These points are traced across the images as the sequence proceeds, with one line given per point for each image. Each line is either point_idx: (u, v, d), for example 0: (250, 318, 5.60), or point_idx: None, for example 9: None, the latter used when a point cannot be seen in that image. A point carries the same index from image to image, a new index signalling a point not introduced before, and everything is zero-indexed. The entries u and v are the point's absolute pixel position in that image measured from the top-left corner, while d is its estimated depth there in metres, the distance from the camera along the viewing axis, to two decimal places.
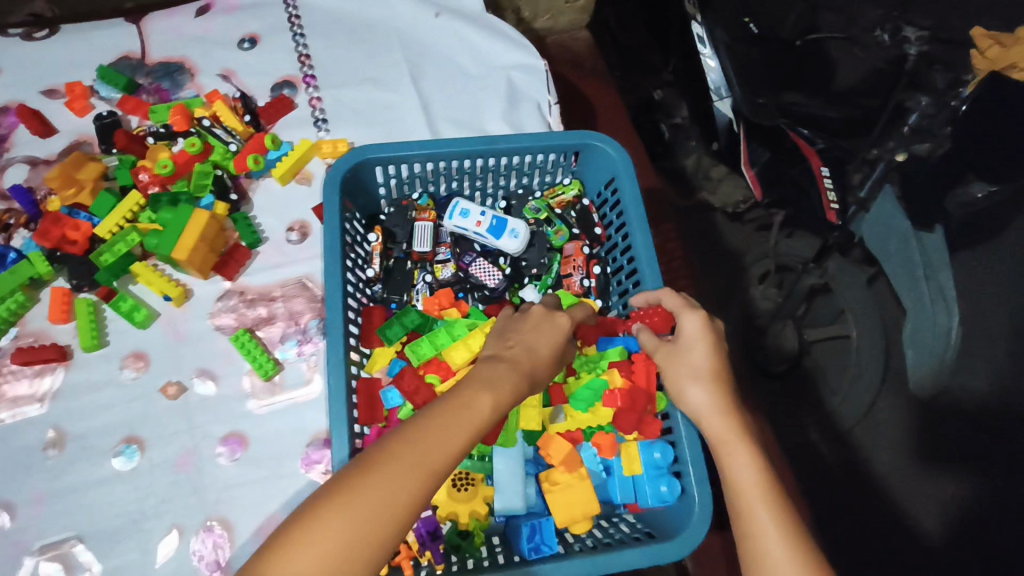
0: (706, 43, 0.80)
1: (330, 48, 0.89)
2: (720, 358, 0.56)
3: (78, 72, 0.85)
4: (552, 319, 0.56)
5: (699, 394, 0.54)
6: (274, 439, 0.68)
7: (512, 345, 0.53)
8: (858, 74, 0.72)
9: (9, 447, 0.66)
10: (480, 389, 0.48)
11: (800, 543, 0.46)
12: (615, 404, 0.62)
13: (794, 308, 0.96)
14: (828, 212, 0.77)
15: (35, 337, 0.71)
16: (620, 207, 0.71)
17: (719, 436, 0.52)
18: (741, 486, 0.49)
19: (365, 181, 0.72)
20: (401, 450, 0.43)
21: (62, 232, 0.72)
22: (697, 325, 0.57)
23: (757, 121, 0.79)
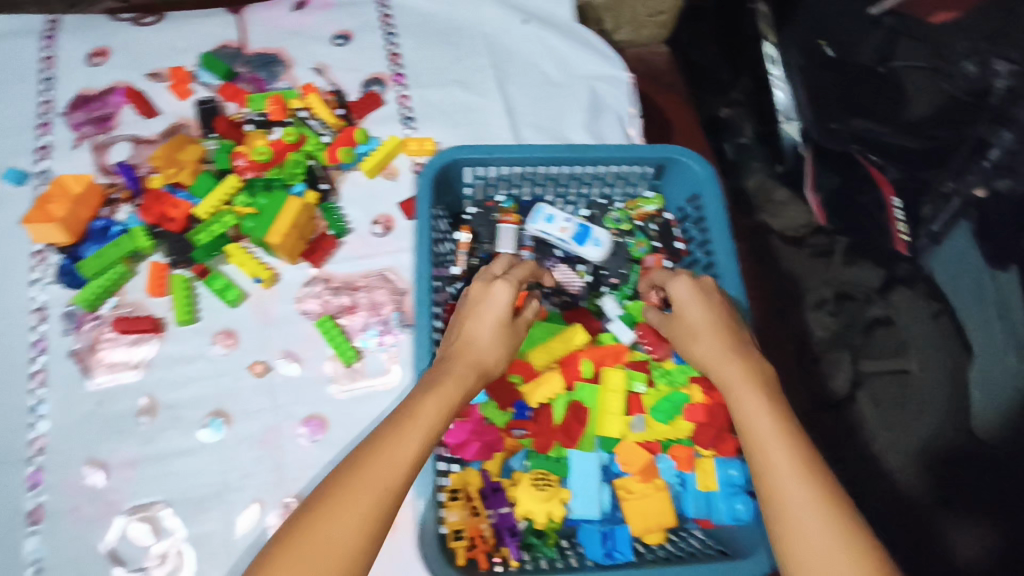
0: (777, 64, 0.91)
1: (420, 49, 0.91)
2: (717, 314, 0.59)
3: (180, 57, 0.88)
4: (490, 292, 0.59)
5: (703, 349, 0.57)
6: (353, 424, 0.71)
7: (458, 342, 0.57)
8: (934, 104, 0.73)
9: (106, 411, 0.70)
10: (426, 395, 0.52)
11: (816, 484, 0.47)
12: (696, 418, 0.62)
13: (853, 338, 0.98)
14: (900, 243, 0.85)
15: (132, 307, 0.74)
16: (703, 224, 0.72)
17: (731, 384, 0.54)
18: (758, 434, 0.50)
19: (453, 180, 0.74)
20: (361, 470, 0.46)
21: (162, 209, 0.75)
22: (686, 288, 0.60)
23: (828, 144, 0.86)
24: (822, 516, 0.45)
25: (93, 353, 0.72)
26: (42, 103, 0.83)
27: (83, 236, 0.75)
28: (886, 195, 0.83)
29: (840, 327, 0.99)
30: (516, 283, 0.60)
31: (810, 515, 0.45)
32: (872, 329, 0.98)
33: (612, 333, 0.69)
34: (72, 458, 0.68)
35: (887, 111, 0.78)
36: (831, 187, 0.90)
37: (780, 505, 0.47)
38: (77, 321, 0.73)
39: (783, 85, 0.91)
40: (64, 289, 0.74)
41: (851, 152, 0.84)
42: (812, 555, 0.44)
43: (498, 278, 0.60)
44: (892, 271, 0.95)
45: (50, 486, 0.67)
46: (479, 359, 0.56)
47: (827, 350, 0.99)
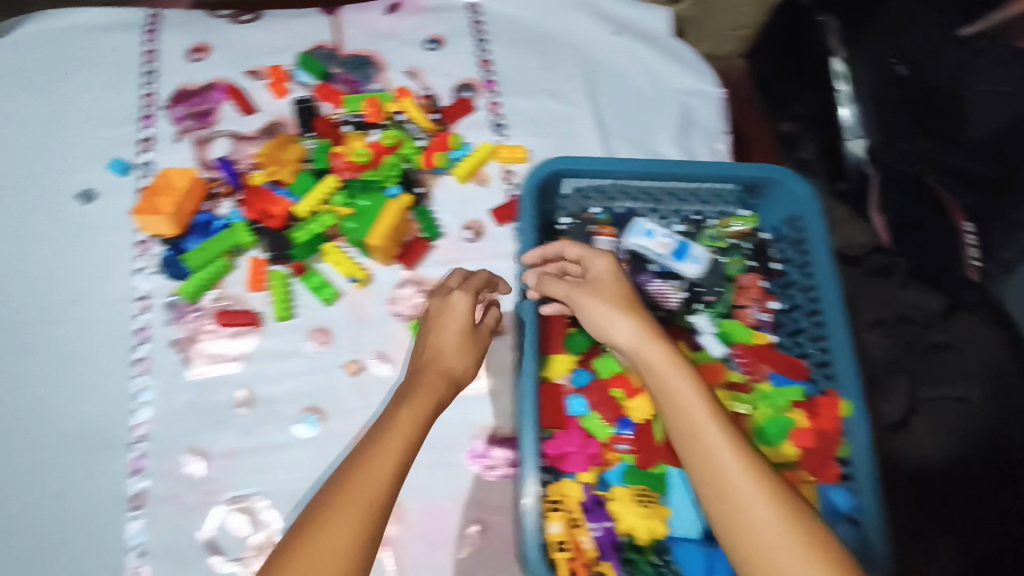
0: (843, 79, 0.91)
1: (512, 56, 0.91)
2: (632, 292, 0.58)
3: (276, 56, 0.89)
4: (450, 304, 0.62)
5: (626, 324, 0.54)
6: (443, 428, 0.72)
7: (425, 355, 0.60)
8: (993, 126, 0.78)
9: (205, 402, 0.72)
10: (398, 409, 0.53)
11: (753, 461, 0.45)
12: (806, 444, 0.63)
13: (911, 360, 0.85)
14: (969, 269, 0.82)
15: (232, 301, 0.76)
16: (803, 245, 0.72)
17: (656, 365, 0.51)
18: (687, 408, 0.48)
19: (553, 191, 0.74)
20: (342, 495, 0.46)
21: (264, 206, 0.76)
22: (606, 266, 0.60)
23: (896, 164, 0.88)
24: (763, 493, 0.43)
25: (193, 342, 0.74)
26: (145, 96, 0.85)
27: (188, 229, 0.77)
28: (956, 220, 0.83)
29: (897, 349, 0.87)
30: (472, 295, 0.63)
31: (749, 490, 0.44)
32: (932, 352, 0.84)
33: (706, 349, 0.71)
34: (173, 445, 0.70)
35: (944, 132, 0.83)
36: (898, 211, 0.90)
37: (724, 488, 0.44)
38: (178, 312, 0.74)
39: (850, 103, 0.91)
40: (167, 279, 0.76)
41: (925, 179, 0.86)
42: (762, 537, 0.42)
43: (456, 290, 0.63)
44: (956, 298, 0.84)
45: (153, 472, 0.68)
46: (448, 368, 0.59)
47: (884, 374, 0.86)
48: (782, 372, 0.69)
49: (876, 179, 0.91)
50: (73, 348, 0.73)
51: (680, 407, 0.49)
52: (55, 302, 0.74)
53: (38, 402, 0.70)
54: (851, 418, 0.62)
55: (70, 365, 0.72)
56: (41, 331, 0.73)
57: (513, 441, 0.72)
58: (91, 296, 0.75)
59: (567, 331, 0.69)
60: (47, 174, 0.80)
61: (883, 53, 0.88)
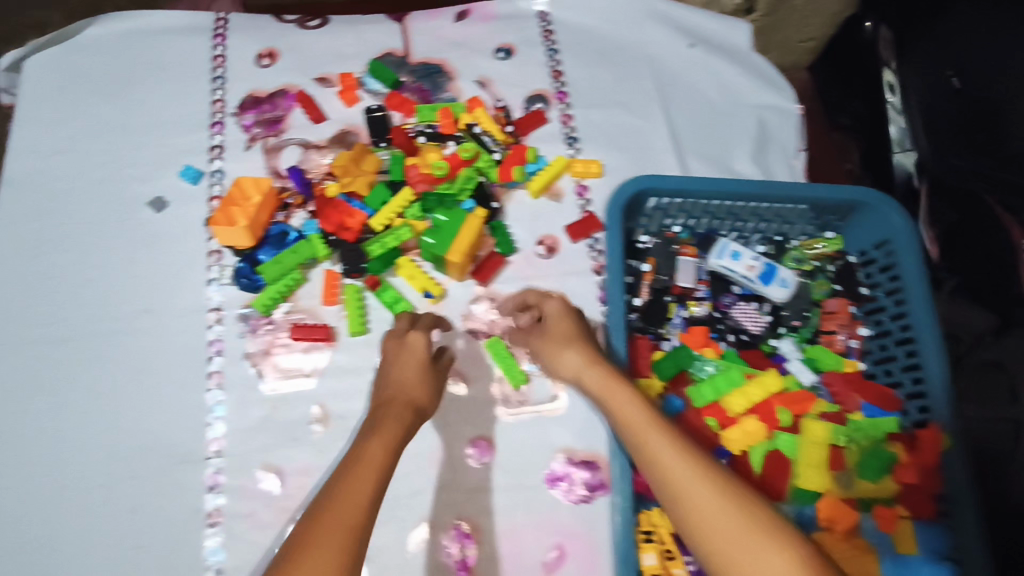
0: (895, 91, 0.93)
1: (583, 67, 0.89)
2: (581, 326, 0.65)
3: (347, 63, 0.88)
4: (406, 342, 0.64)
5: (573, 356, 0.61)
6: (520, 449, 0.71)
7: (385, 390, 0.60)
8: None
9: (280, 417, 0.70)
10: (369, 440, 0.53)
11: (691, 457, 0.47)
12: (908, 480, 0.61)
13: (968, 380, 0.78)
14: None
15: (306, 314, 0.74)
16: (894, 271, 0.70)
17: (601, 389, 0.56)
18: (632, 419, 0.52)
19: (637, 209, 0.73)
20: (320, 526, 0.45)
21: (341, 218, 0.75)
22: (556, 306, 0.66)
23: (947, 181, 0.87)
24: (703, 481, 0.45)
25: (266, 356, 0.73)
26: (214, 102, 0.84)
27: (262, 240, 0.76)
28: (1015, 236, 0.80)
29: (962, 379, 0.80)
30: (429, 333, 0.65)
31: (692, 481, 0.45)
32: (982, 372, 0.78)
33: (793, 375, 0.70)
34: (248, 461, 0.69)
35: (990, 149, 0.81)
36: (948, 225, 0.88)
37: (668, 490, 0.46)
38: (252, 325, 0.74)
39: (898, 117, 0.93)
40: (240, 291, 0.75)
41: (977, 194, 0.83)
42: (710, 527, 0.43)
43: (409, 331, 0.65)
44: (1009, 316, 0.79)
45: (229, 488, 0.67)
46: (412, 397, 0.59)
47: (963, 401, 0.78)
48: (873, 402, 0.67)
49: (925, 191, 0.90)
50: (146, 359, 0.72)
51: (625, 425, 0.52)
52: (129, 313, 0.74)
53: (113, 413, 0.70)
54: (952, 454, 0.60)
55: (144, 376, 0.71)
56: (114, 341, 0.73)
57: (591, 464, 0.71)
58: (164, 307, 0.74)
59: (652, 353, 0.68)
60: (120, 182, 0.79)
61: (938, 64, 0.86)
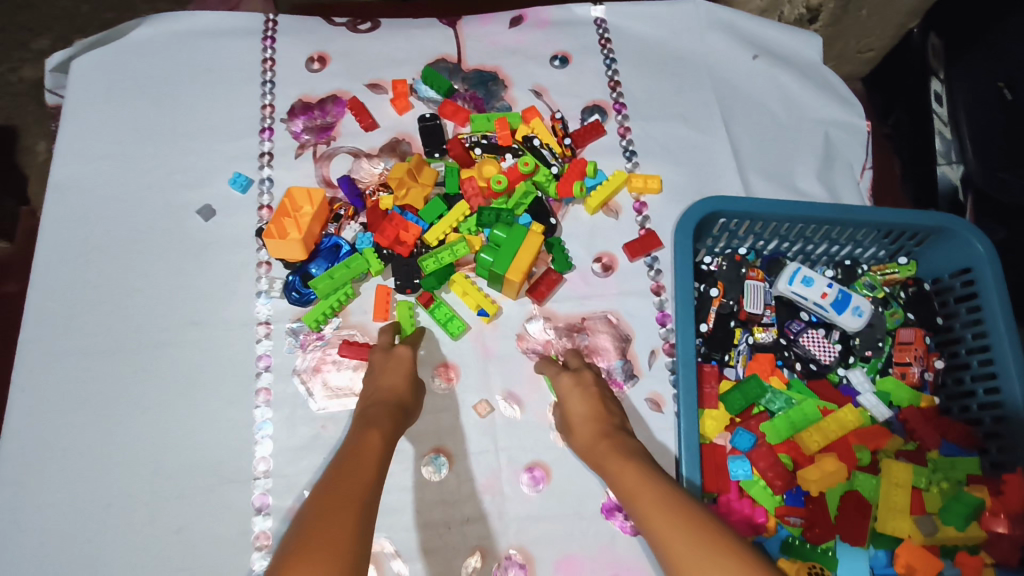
0: (943, 102, 0.90)
1: (641, 77, 0.86)
2: (599, 387, 0.63)
3: (399, 68, 0.85)
4: (394, 353, 0.64)
5: (581, 427, 0.59)
6: (576, 477, 0.68)
7: (372, 396, 0.61)
8: None
9: (329, 437, 0.69)
10: (364, 432, 0.54)
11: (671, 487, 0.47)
12: (998, 528, 0.57)
13: None
14: None
15: (356, 330, 0.72)
16: (974, 301, 0.67)
17: (597, 431, 0.57)
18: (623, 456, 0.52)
19: (705, 229, 0.70)
20: (328, 501, 0.45)
21: (396, 232, 0.73)
22: (567, 380, 0.63)
23: (994, 194, 0.86)
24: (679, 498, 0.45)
25: (315, 372, 0.71)
26: (264, 107, 0.82)
27: (314, 253, 0.74)
28: None
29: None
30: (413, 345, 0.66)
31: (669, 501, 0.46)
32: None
33: (865, 409, 0.66)
34: (297, 482, 0.67)
35: None
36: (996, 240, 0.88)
37: (650, 525, 0.45)
38: (301, 340, 0.72)
39: (945, 127, 0.90)
40: (289, 305, 0.73)
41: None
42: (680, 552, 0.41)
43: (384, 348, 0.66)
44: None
45: (276, 510, 0.65)
46: (399, 400, 0.60)
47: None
48: (952, 440, 0.64)
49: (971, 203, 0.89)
50: (193, 373, 0.70)
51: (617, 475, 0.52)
52: (175, 325, 0.72)
53: (159, 429, 0.68)
54: None
55: (191, 391, 0.69)
56: (161, 353, 0.71)
57: None
58: (212, 319, 0.72)
59: (719, 383, 0.65)
60: (167, 189, 0.77)
61: (987, 75, 0.86)
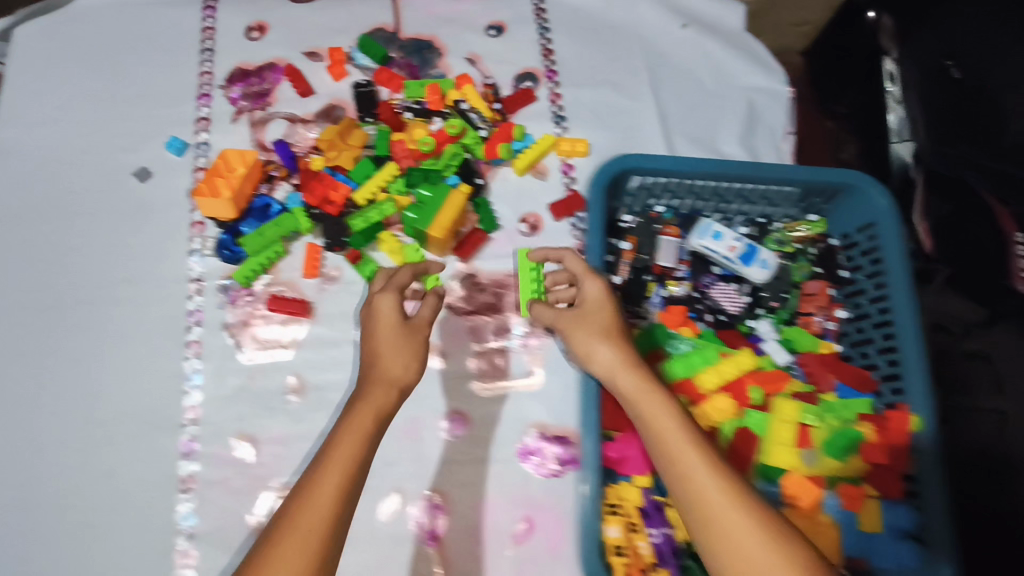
0: (895, 81, 0.91)
1: (574, 46, 0.88)
2: (620, 318, 0.59)
3: (337, 37, 0.88)
4: (375, 311, 0.60)
5: (607, 354, 0.56)
6: (494, 423, 0.71)
7: (365, 369, 0.57)
8: None
9: (257, 387, 0.71)
10: (342, 429, 0.52)
11: (718, 480, 0.46)
12: (876, 459, 0.61)
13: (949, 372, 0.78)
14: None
15: (285, 287, 0.75)
16: (875, 254, 0.70)
17: (629, 392, 0.54)
18: (660, 431, 0.50)
19: (620, 187, 0.72)
20: (289, 525, 0.46)
21: (325, 192, 0.75)
22: (594, 290, 0.61)
23: (942, 169, 0.85)
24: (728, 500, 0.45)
25: (244, 326, 0.74)
26: (203, 74, 0.84)
27: (245, 212, 0.76)
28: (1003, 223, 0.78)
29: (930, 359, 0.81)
30: (397, 295, 0.61)
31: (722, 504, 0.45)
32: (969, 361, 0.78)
33: (768, 355, 0.70)
34: (224, 428, 0.70)
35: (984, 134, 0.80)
36: (940, 216, 0.85)
37: (701, 514, 0.46)
38: (231, 296, 0.74)
39: (898, 107, 0.91)
40: (221, 262, 0.75)
41: (970, 183, 0.82)
42: (736, 550, 0.44)
43: (379, 292, 0.61)
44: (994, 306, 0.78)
45: (203, 455, 0.69)
46: (387, 376, 0.56)
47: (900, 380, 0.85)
48: (849, 383, 0.67)
49: (921, 183, 0.88)
50: (125, 328, 0.73)
51: (652, 430, 0.51)
52: (109, 281, 0.75)
53: (90, 379, 0.71)
54: (923, 437, 0.60)
55: (123, 344, 0.72)
56: (94, 309, 0.73)
57: (564, 439, 0.71)
58: (146, 276, 0.75)
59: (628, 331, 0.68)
60: (104, 152, 0.80)
61: (934, 53, 0.86)
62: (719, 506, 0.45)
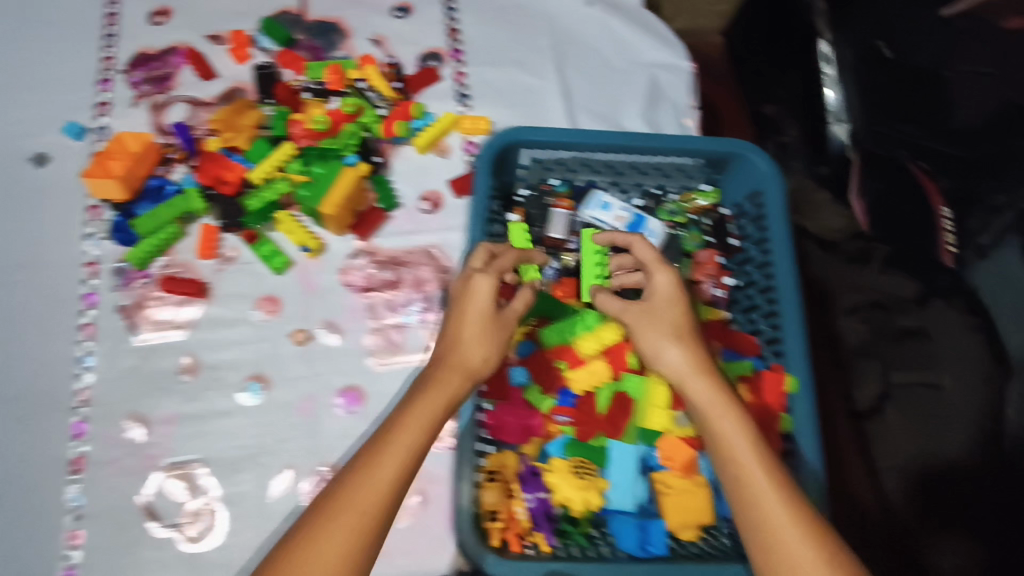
0: (831, 63, 0.89)
1: (479, 25, 0.89)
2: (692, 318, 0.57)
3: (241, 21, 0.87)
4: (468, 294, 0.57)
5: (677, 356, 0.54)
6: (389, 399, 0.71)
7: (442, 351, 0.55)
8: (982, 111, 0.79)
9: (150, 368, 0.71)
10: (409, 410, 0.50)
11: (791, 506, 0.46)
12: None
13: (882, 347, 0.93)
14: (945, 255, 0.86)
15: (182, 268, 0.75)
16: (762, 221, 0.70)
17: (700, 399, 0.52)
18: (733, 449, 0.49)
19: (511, 160, 0.73)
20: (343, 499, 0.45)
21: (218, 171, 0.75)
22: (666, 285, 0.58)
23: (876, 150, 0.87)
24: (796, 527, 0.45)
25: (139, 308, 0.73)
26: (104, 59, 0.84)
27: (138, 194, 0.76)
28: (935, 204, 0.84)
29: (870, 335, 0.94)
30: (494, 279, 0.58)
31: (787, 530, 0.45)
32: (903, 338, 0.92)
33: None
34: (115, 410, 0.69)
35: (931, 120, 0.83)
36: (876, 194, 0.90)
37: (764, 536, 0.46)
38: (126, 278, 0.74)
39: (834, 85, 0.89)
40: (116, 246, 0.75)
41: (901, 162, 0.86)
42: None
43: (478, 272, 0.59)
44: (930, 283, 0.93)
45: (92, 437, 0.68)
46: (462, 362, 0.54)
47: (855, 358, 0.94)
48: (733, 348, 0.68)
49: (857, 164, 0.90)
50: (15, 312, 0.72)
51: (725, 449, 0.50)
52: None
53: None
54: (796, 394, 0.62)
55: (12, 328, 0.71)
56: None
57: None
58: (39, 260, 0.74)
59: None
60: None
61: (865, 33, 0.86)
62: (785, 531, 0.45)
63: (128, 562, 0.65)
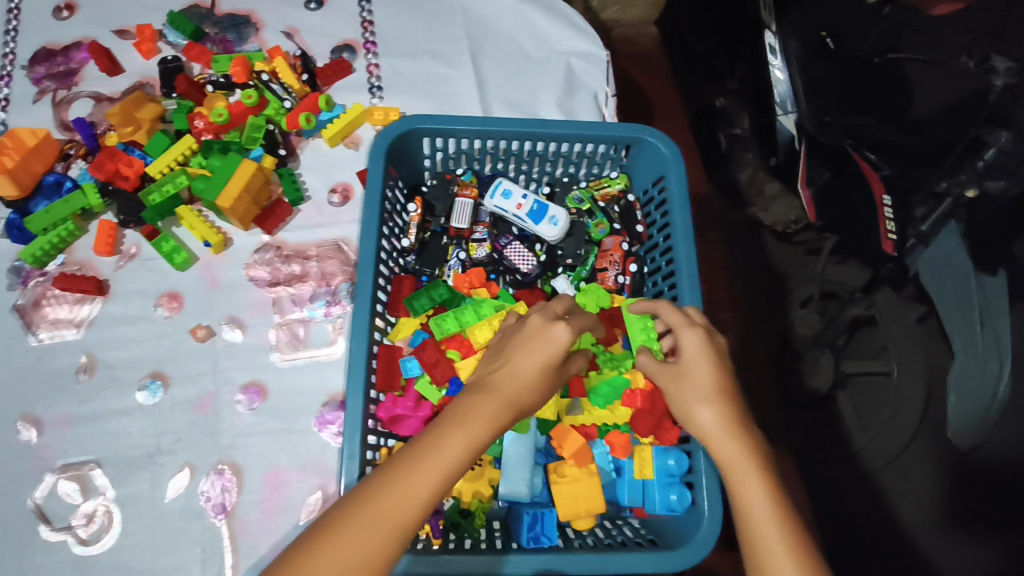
0: (777, 54, 0.69)
1: (393, 17, 0.87)
2: (726, 380, 0.55)
3: (149, 15, 0.86)
4: (543, 326, 0.53)
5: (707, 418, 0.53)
6: (292, 394, 0.70)
7: (497, 372, 0.51)
8: (936, 102, 0.62)
9: (45, 368, 0.70)
10: (454, 430, 0.46)
11: None
12: (636, 405, 0.63)
13: (835, 338, 0.91)
14: (884, 243, 0.71)
15: (79, 266, 0.73)
16: (665, 207, 0.70)
17: (727, 462, 0.51)
18: (754, 516, 0.47)
19: (412, 151, 0.72)
20: (370, 504, 0.42)
21: (116, 167, 0.74)
22: (697, 344, 0.56)
23: (819, 138, 0.70)
24: None
25: (36, 308, 0.71)
26: (5, 55, 0.82)
27: (34, 191, 0.74)
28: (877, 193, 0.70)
29: (822, 326, 0.92)
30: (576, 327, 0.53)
31: None
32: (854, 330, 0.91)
33: None
34: (7, 413, 0.68)
35: (884, 111, 0.66)
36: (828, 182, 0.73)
37: None
38: (23, 277, 0.72)
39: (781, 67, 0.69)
40: (12, 244, 0.74)
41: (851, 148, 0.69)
42: None
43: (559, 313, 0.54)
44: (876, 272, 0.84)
45: None
46: (519, 394, 0.50)
47: (810, 348, 0.92)
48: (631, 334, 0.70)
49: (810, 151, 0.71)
50: None
51: (745, 522, 0.48)
52: None
53: None
54: None
55: None
56: None
57: None
58: None
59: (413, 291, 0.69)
60: None
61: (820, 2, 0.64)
62: None
63: (18, 566, 0.63)
